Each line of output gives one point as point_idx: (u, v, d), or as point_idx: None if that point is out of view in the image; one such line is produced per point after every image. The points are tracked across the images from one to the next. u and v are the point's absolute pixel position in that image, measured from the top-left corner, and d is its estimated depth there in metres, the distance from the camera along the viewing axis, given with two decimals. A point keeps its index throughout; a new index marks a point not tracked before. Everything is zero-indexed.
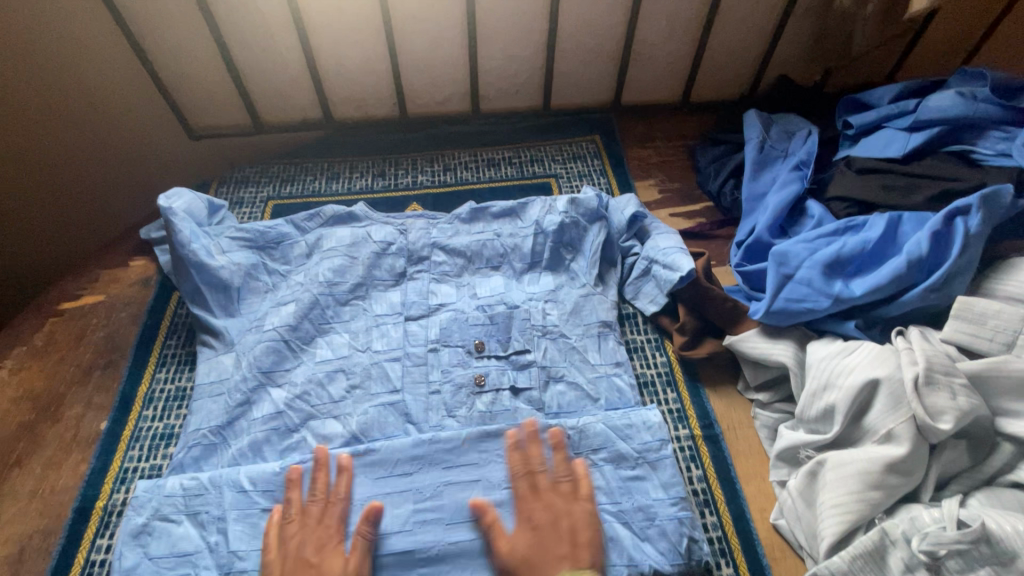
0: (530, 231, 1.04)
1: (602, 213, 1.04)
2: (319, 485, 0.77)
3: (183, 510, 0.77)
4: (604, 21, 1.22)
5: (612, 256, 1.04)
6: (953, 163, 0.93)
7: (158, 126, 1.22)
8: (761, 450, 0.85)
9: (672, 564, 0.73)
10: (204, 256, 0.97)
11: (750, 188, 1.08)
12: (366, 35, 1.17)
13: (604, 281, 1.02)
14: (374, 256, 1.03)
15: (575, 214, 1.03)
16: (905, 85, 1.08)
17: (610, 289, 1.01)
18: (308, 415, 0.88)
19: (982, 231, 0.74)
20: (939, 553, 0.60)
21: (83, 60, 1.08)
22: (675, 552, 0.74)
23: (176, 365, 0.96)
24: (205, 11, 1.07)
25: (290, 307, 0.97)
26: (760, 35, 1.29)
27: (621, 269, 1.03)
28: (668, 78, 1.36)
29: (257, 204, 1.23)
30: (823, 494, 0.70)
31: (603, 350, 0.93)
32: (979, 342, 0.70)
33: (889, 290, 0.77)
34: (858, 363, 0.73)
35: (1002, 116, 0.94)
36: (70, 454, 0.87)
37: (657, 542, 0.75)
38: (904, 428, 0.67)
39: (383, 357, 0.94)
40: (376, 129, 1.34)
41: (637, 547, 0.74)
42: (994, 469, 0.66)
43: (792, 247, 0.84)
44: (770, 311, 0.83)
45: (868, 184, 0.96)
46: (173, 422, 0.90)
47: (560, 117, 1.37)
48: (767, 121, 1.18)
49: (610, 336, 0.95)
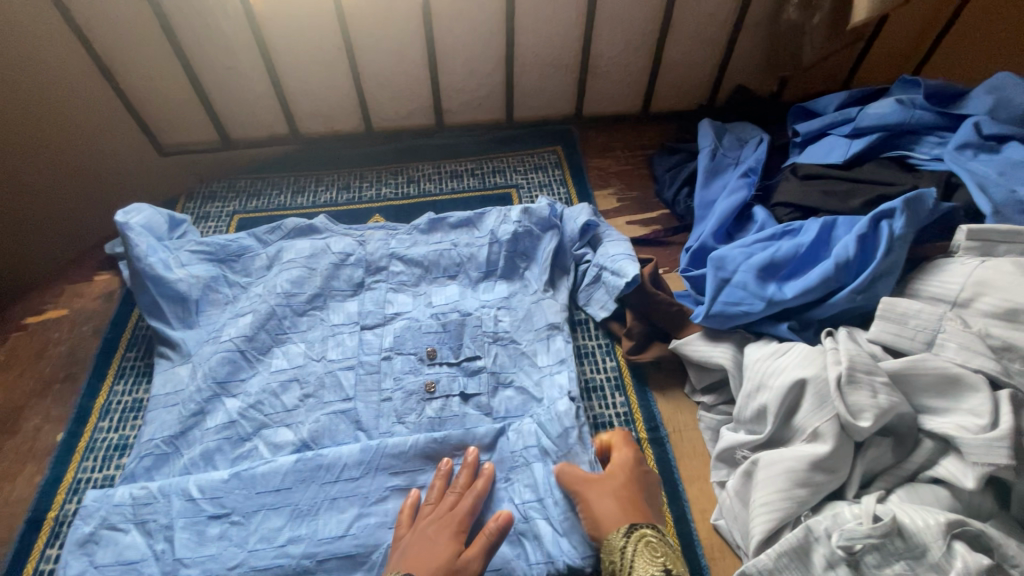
0: (485, 241, 1.06)
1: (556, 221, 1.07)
2: (461, 477, 0.79)
3: (131, 519, 0.78)
4: (561, 36, 1.26)
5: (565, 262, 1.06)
6: (890, 168, 0.96)
7: (128, 144, 1.25)
8: (704, 452, 0.87)
9: (583, 558, 0.75)
10: (162, 270, 0.99)
11: (701, 195, 1.11)
12: (328, 52, 1.20)
13: (558, 287, 1.04)
14: (333, 266, 1.05)
15: (528, 223, 1.06)
16: (850, 93, 1.11)
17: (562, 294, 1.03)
18: (261, 424, 0.89)
19: (906, 234, 0.76)
20: (855, 548, 0.62)
21: (46, 80, 1.10)
22: (587, 544, 0.76)
23: (134, 376, 0.98)
24: (168, 32, 1.10)
25: (247, 318, 0.98)
26: (714, 47, 1.32)
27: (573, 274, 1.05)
28: (628, 90, 1.39)
29: (223, 218, 1.25)
30: (755, 493, 0.71)
31: (550, 353, 0.95)
32: (901, 341, 0.72)
33: (819, 292, 0.79)
34: (788, 363, 0.75)
35: (937, 122, 0.97)
36: (25, 466, 0.88)
37: (571, 535, 0.77)
38: (829, 427, 0.69)
39: (338, 366, 0.95)
40: (343, 143, 1.37)
41: (554, 543, 0.76)
42: (916, 466, 0.67)
43: (729, 252, 0.86)
44: (709, 314, 0.85)
45: (810, 190, 0.98)
46: (128, 433, 0.91)
47: (523, 129, 1.40)
48: (720, 130, 1.21)
49: (556, 337, 0.96)
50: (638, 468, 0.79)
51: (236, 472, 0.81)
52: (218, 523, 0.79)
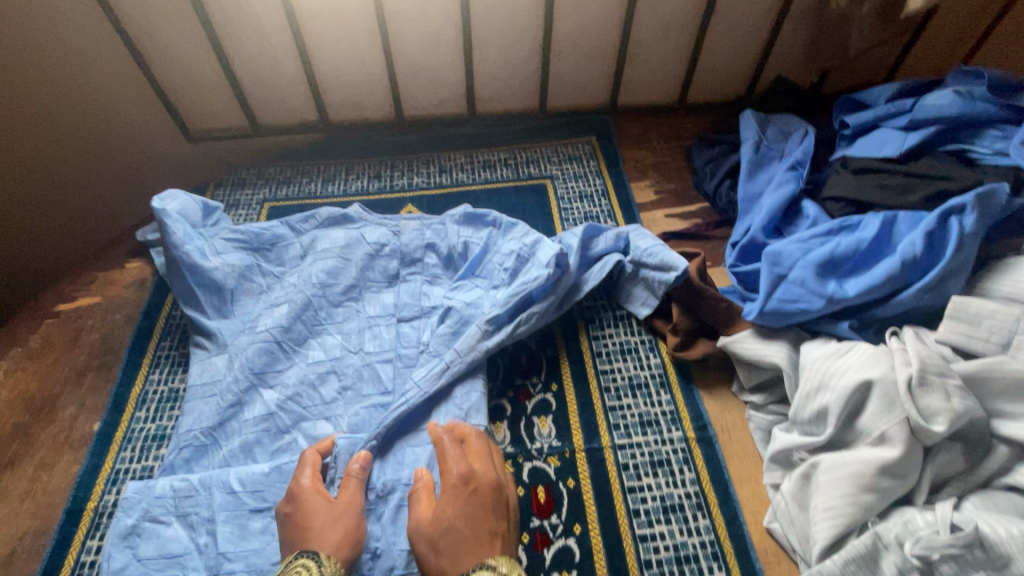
0: (499, 252, 1.01)
1: (558, 264, 0.93)
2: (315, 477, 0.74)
3: (172, 511, 0.77)
4: (600, 23, 1.22)
5: (565, 296, 0.97)
6: (950, 162, 0.92)
7: (159, 129, 1.23)
8: (755, 452, 0.84)
9: None
10: (197, 257, 0.98)
11: (745, 189, 1.07)
12: (362, 38, 1.17)
13: (501, 326, 0.91)
14: (368, 257, 1.03)
15: (529, 253, 0.98)
16: (902, 84, 1.07)
17: (495, 334, 0.91)
18: (300, 417, 0.88)
19: (977, 230, 0.73)
20: (932, 557, 0.59)
21: (75, 64, 1.08)
22: None
23: (170, 366, 0.96)
24: (202, 16, 1.07)
25: (283, 308, 0.97)
26: (757, 36, 1.28)
27: (530, 313, 0.92)
28: (665, 80, 1.35)
29: (253, 205, 1.23)
30: (817, 497, 0.69)
31: (421, 382, 0.86)
32: (973, 342, 0.69)
33: (883, 290, 0.76)
34: (851, 364, 0.72)
35: (999, 114, 0.93)
36: (62, 456, 0.87)
37: None
38: (898, 431, 0.66)
39: (376, 359, 0.94)
40: (374, 130, 1.35)
41: None
42: (989, 472, 0.65)
43: (785, 247, 0.83)
44: (763, 312, 0.82)
45: (865, 184, 0.95)
46: (166, 424, 0.90)
47: (556, 118, 1.37)
48: (763, 122, 1.17)
49: (438, 365, 0.87)
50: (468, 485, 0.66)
51: (277, 465, 0.80)
52: (260, 516, 0.77)
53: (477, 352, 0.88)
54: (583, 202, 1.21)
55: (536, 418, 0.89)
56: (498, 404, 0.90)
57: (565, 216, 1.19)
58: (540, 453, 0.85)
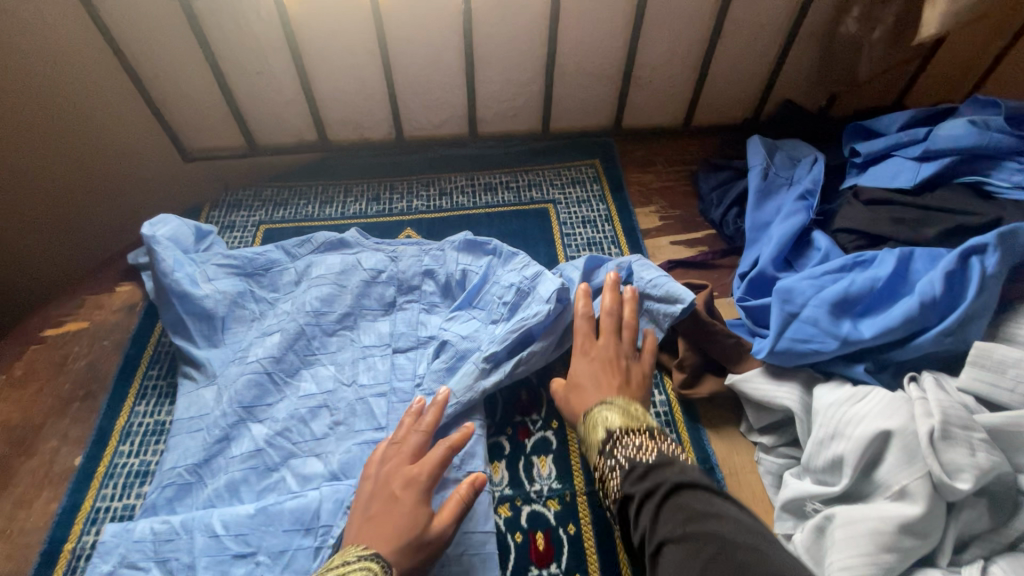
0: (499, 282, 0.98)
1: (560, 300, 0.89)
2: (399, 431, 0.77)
3: (151, 557, 0.73)
4: (604, 45, 1.20)
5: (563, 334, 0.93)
6: (966, 195, 0.89)
7: (155, 149, 1.21)
8: (765, 498, 0.80)
9: None
10: (188, 285, 0.95)
11: (753, 218, 1.04)
12: (362, 59, 1.15)
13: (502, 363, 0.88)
14: (364, 284, 1.00)
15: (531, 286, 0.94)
16: (915, 112, 1.04)
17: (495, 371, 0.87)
18: (289, 454, 0.84)
19: (1000, 272, 0.70)
20: None
21: (68, 82, 1.06)
22: None
23: (157, 397, 0.93)
24: (200, 36, 1.05)
25: (275, 337, 0.93)
26: (764, 60, 1.26)
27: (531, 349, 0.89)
28: (670, 103, 1.33)
29: (248, 228, 1.20)
30: (832, 554, 0.65)
31: None
32: (998, 391, 0.65)
33: (900, 332, 0.72)
34: (868, 412, 0.69)
35: (1016, 146, 0.90)
36: (41, 492, 0.83)
37: None
38: (919, 486, 0.62)
39: (369, 393, 0.90)
40: (373, 151, 1.33)
41: None
42: (1018, 533, 0.61)
43: (796, 283, 0.80)
44: (774, 351, 0.78)
45: (878, 216, 0.92)
46: (150, 459, 0.86)
47: (560, 140, 1.35)
48: (771, 148, 1.15)
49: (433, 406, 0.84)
50: (609, 351, 0.82)
51: (263, 507, 0.77)
52: (242, 563, 0.73)
53: (473, 393, 0.85)
54: (586, 228, 1.18)
55: (535, 458, 0.85)
56: (496, 441, 0.87)
57: (567, 241, 1.16)
58: (539, 495, 0.82)
